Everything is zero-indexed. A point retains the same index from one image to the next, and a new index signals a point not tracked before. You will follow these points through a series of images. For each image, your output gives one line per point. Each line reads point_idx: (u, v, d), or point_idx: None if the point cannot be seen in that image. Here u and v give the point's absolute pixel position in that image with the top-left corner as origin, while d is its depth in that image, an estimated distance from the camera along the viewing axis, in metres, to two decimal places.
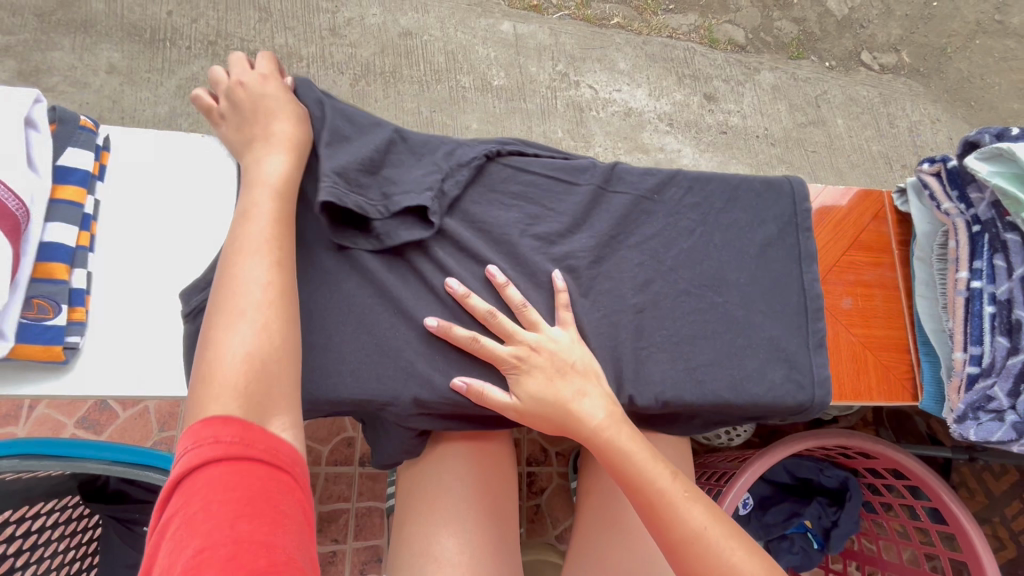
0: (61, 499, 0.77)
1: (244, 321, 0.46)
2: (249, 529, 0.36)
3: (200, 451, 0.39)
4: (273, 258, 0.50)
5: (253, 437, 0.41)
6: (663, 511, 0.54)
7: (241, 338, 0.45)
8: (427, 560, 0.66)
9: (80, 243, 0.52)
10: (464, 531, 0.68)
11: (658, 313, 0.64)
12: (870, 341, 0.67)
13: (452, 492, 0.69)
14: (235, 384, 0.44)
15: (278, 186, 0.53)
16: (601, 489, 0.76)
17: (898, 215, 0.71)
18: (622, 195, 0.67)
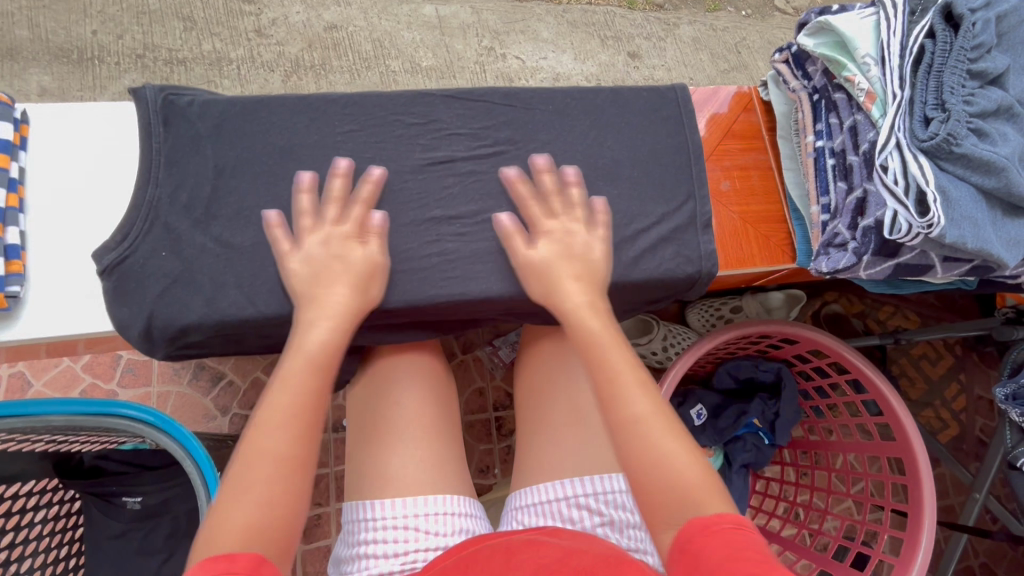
0: (38, 483, 0.82)
1: (255, 492, 0.52)
2: None
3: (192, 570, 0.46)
4: (299, 404, 0.57)
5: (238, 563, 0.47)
6: (610, 396, 0.60)
7: (252, 505, 0.51)
8: (380, 478, 0.72)
9: (10, 204, 0.58)
10: (406, 445, 0.74)
11: (552, 208, 0.70)
12: (748, 216, 0.74)
13: (392, 411, 0.75)
14: (276, 450, 0.54)
15: (316, 358, 0.59)
16: (532, 395, 0.81)
17: (765, 105, 0.79)
18: (513, 108, 0.73)
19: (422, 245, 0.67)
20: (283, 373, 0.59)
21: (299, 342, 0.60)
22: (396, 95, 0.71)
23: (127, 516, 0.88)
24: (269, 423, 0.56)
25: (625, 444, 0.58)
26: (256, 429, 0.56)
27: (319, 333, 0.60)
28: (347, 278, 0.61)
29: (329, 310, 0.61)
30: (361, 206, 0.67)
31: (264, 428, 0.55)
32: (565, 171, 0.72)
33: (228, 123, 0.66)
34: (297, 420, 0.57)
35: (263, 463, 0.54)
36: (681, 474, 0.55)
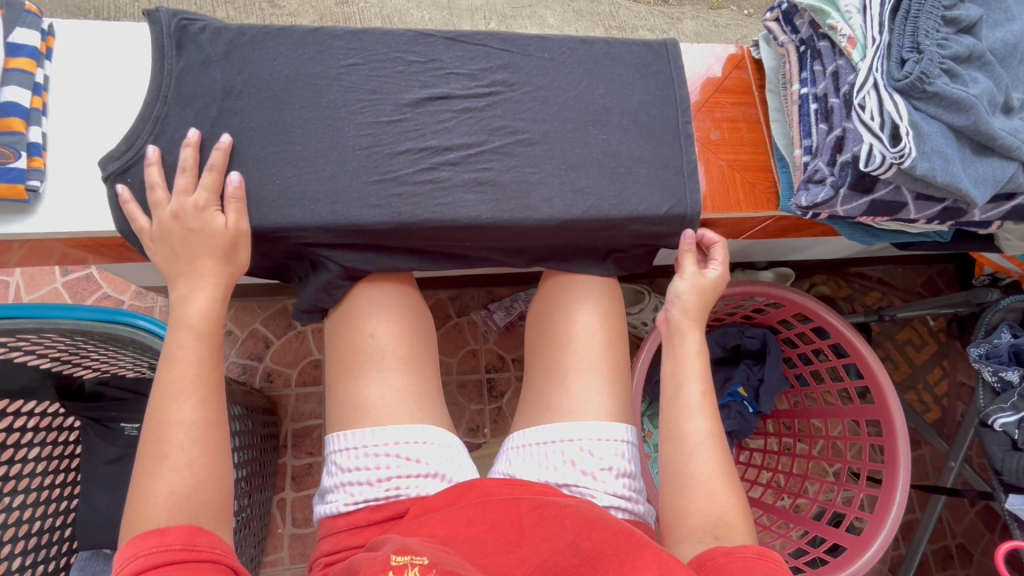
0: (44, 404, 0.84)
1: (173, 460, 0.56)
2: None
3: (140, 563, 0.49)
4: (196, 375, 0.60)
5: (171, 537, 0.51)
6: (680, 412, 0.71)
7: (181, 473, 0.55)
8: (351, 408, 0.70)
9: (34, 105, 0.61)
10: (381, 375, 0.71)
11: (544, 148, 0.73)
12: (736, 164, 0.78)
13: (365, 343, 0.71)
14: (189, 420, 0.58)
15: (198, 326, 0.62)
16: (546, 342, 0.80)
17: (756, 64, 0.83)
18: (511, 53, 0.76)
19: (417, 174, 0.69)
20: (173, 346, 0.61)
21: (185, 314, 0.62)
22: (399, 35, 0.74)
23: (124, 441, 0.92)
24: (166, 395, 0.59)
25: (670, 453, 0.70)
26: (164, 400, 0.59)
27: (196, 306, 0.63)
28: (210, 252, 0.64)
29: (210, 277, 0.64)
30: (359, 133, 0.69)
31: (168, 399, 0.58)
32: (558, 114, 0.74)
33: (236, 51, 0.69)
34: (198, 390, 0.60)
35: (174, 431, 0.57)
36: (719, 495, 0.65)
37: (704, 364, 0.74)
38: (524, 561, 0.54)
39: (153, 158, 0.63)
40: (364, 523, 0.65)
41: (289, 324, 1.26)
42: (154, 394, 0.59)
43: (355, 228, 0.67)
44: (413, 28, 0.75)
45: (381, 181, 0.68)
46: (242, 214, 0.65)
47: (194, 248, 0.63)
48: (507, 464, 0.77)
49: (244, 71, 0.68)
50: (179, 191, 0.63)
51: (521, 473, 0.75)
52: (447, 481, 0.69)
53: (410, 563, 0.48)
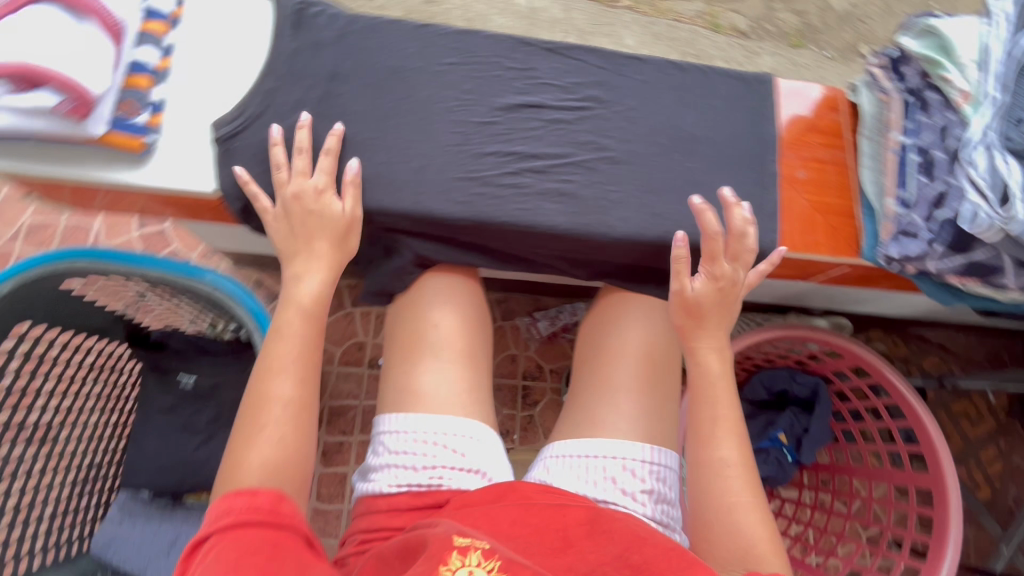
0: (110, 343, 0.90)
1: (269, 432, 0.57)
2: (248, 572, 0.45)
3: (225, 521, 0.50)
4: (300, 354, 0.62)
5: (260, 499, 0.52)
6: (707, 440, 0.64)
7: (271, 444, 0.57)
8: (405, 394, 0.71)
9: (160, 67, 0.65)
10: (438, 365, 0.72)
11: (627, 168, 0.73)
12: (820, 206, 0.76)
13: (428, 332, 0.73)
14: (287, 396, 0.59)
15: (310, 307, 0.64)
16: (596, 355, 0.80)
17: (852, 107, 0.81)
18: (606, 69, 0.77)
19: (500, 177, 0.70)
20: (284, 324, 0.63)
21: (299, 293, 0.64)
22: (500, 41, 0.76)
23: (180, 392, 0.95)
24: (275, 369, 0.60)
25: (696, 483, 0.63)
26: (270, 373, 0.60)
27: (309, 287, 0.65)
28: (325, 234, 0.65)
29: (324, 259, 0.65)
30: (451, 130, 0.71)
31: (274, 374, 0.60)
32: (646, 134, 0.74)
33: (346, 39, 0.72)
34: (300, 368, 0.61)
35: (273, 405, 0.58)
36: (752, 530, 0.58)
37: (730, 382, 0.68)
38: (570, 569, 0.54)
39: (278, 136, 0.65)
40: (406, 507, 0.66)
41: (341, 304, 1.30)
42: (261, 366, 0.61)
43: (436, 221, 0.68)
44: (515, 36, 0.77)
45: (466, 179, 0.69)
46: (357, 200, 0.67)
47: (310, 228, 0.65)
48: (546, 471, 0.76)
49: (352, 57, 0.71)
50: (301, 172, 0.65)
51: (559, 483, 0.73)
52: (486, 478, 0.69)
53: (473, 546, 0.53)
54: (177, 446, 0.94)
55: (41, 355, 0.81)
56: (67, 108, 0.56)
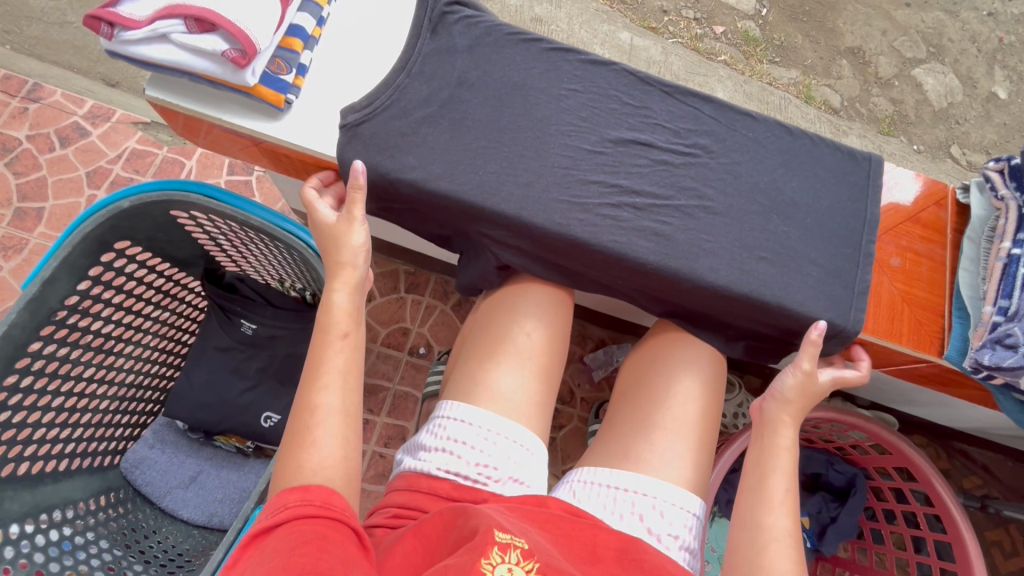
0: (186, 276, 0.95)
1: (314, 442, 0.58)
2: (298, 556, 0.47)
3: (279, 515, 0.52)
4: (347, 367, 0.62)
5: (313, 495, 0.54)
6: (761, 503, 0.64)
7: (332, 444, 0.58)
8: (477, 388, 0.74)
9: (313, 34, 0.69)
10: (520, 371, 0.75)
11: (724, 221, 0.73)
12: (909, 298, 0.75)
13: (519, 338, 0.76)
14: (336, 407, 0.60)
15: (348, 320, 0.65)
16: (639, 390, 0.78)
17: (958, 207, 0.80)
18: (719, 120, 0.78)
19: (599, 205, 0.72)
20: (337, 336, 0.63)
21: (331, 308, 0.65)
22: (623, 75, 0.78)
23: (237, 334, 0.98)
24: (318, 380, 0.61)
25: (740, 542, 0.63)
26: (315, 383, 0.61)
27: (341, 301, 0.65)
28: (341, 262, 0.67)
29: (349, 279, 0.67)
30: (562, 151, 0.73)
31: (320, 386, 0.60)
32: (748, 193, 0.75)
33: (478, 47, 0.75)
34: (346, 379, 0.62)
35: (319, 416, 0.59)
36: None
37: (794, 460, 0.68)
38: None
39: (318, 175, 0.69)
40: (444, 495, 0.67)
41: (394, 288, 1.33)
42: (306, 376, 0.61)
43: (530, 231, 0.70)
44: (637, 73, 0.78)
45: (569, 203, 0.71)
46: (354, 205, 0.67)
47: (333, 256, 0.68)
48: (571, 494, 0.74)
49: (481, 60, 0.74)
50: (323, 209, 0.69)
51: (586, 508, 0.72)
52: (525, 489, 0.69)
53: (513, 543, 0.53)
54: (224, 387, 0.98)
55: (133, 273, 0.83)
56: (233, 56, 0.60)
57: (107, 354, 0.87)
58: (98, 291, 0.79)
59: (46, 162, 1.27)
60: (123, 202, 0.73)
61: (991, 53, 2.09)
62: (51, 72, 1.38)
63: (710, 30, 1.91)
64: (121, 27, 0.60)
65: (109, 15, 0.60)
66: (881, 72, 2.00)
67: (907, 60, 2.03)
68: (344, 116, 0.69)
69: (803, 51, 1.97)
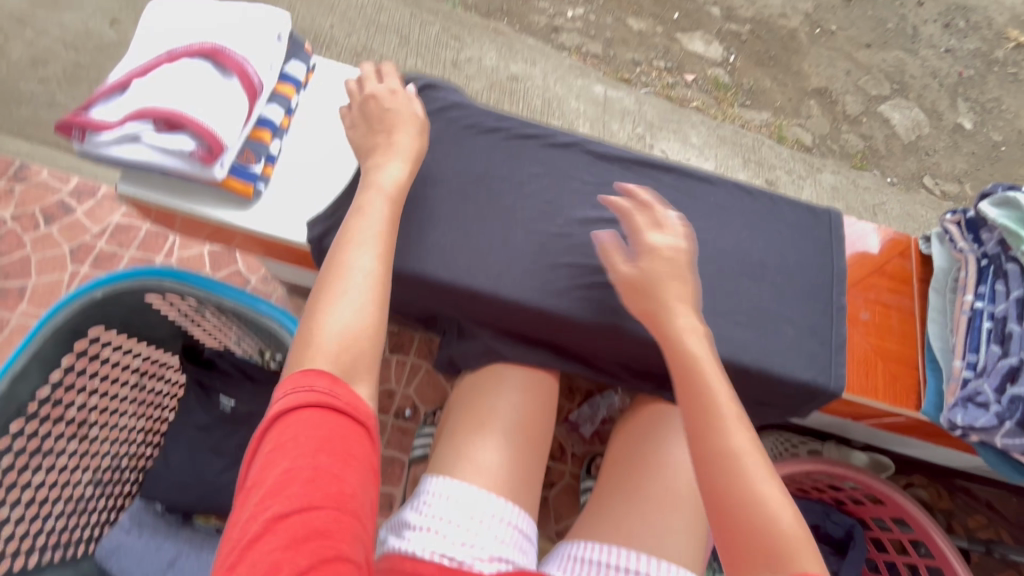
0: (166, 354, 0.94)
1: (325, 347, 0.54)
2: (325, 462, 0.48)
3: (295, 397, 0.51)
4: (377, 279, 0.59)
5: (339, 390, 0.52)
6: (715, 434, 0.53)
7: (349, 321, 0.56)
8: (464, 462, 0.74)
9: (281, 124, 0.72)
10: (507, 445, 0.76)
11: (693, 288, 0.74)
12: (882, 351, 0.75)
13: (505, 412, 0.78)
14: (350, 324, 0.56)
15: (374, 242, 0.62)
16: (633, 459, 0.79)
17: (922, 257, 0.81)
18: (680, 189, 0.80)
19: (571, 281, 0.73)
20: (357, 275, 0.58)
21: (365, 220, 0.62)
22: (586, 154, 0.81)
23: (217, 412, 0.97)
24: (342, 283, 0.58)
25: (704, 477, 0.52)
26: (333, 293, 0.57)
27: (377, 215, 0.63)
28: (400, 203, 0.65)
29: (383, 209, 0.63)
30: (531, 239, 0.74)
31: (331, 308, 0.56)
32: (715, 258, 0.77)
33: (443, 140, 0.78)
34: (370, 296, 0.58)
35: (332, 326, 0.55)
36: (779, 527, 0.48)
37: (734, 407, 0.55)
38: None
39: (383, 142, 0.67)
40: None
41: (380, 350, 1.32)
42: (320, 283, 0.58)
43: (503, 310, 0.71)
44: (595, 151, 0.81)
45: (539, 288, 0.72)
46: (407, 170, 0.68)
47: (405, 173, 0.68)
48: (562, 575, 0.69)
49: (448, 148, 0.77)
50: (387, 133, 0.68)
51: None
52: (512, 567, 0.66)
53: None
54: (201, 467, 0.95)
55: (108, 359, 0.83)
56: (201, 153, 0.62)
57: (85, 441, 0.85)
58: (70, 378, 0.78)
59: (31, 240, 1.28)
60: (94, 292, 0.74)
61: (952, 87, 2.17)
62: (39, 152, 1.41)
63: (680, 78, 1.99)
64: (92, 130, 0.63)
65: (80, 120, 0.62)
66: (848, 110, 2.08)
67: (872, 97, 2.11)
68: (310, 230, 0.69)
69: (772, 93, 2.05)
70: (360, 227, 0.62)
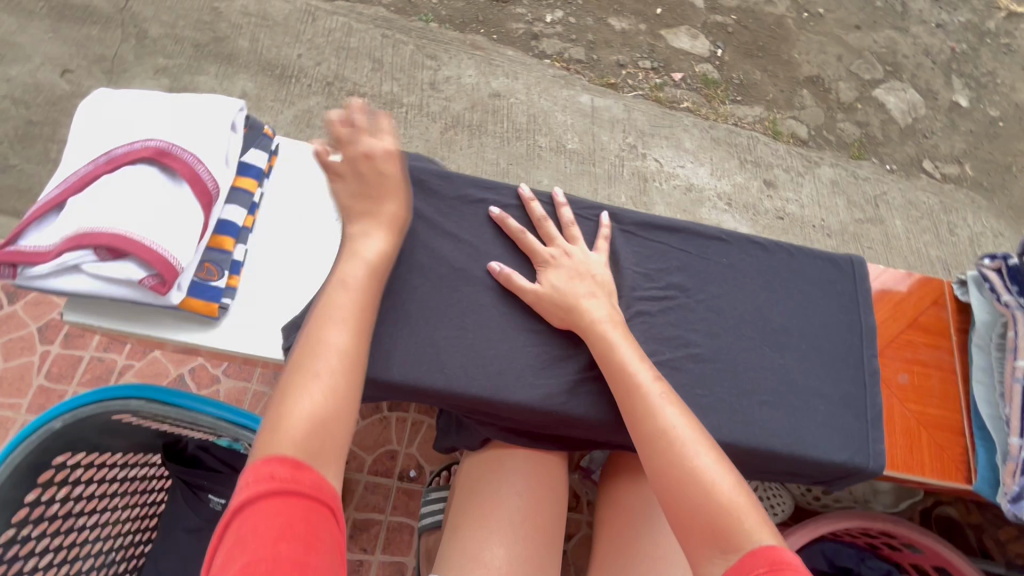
0: (150, 455, 0.87)
1: (292, 417, 0.49)
2: (287, 550, 0.41)
3: (258, 484, 0.44)
4: (353, 352, 0.55)
5: (305, 475, 0.46)
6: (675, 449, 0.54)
7: (313, 402, 0.50)
8: (474, 564, 0.67)
9: (245, 224, 0.65)
10: (514, 538, 0.69)
11: (713, 366, 0.67)
12: (924, 419, 0.69)
13: (507, 501, 0.72)
14: (316, 406, 0.50)
15: (352, 308, 0.57)
16: (625, 520, 0.76)
17: (958, 303, 0.75)
18: (686, 250, 0.73)
19: (575, 373, 0.66)
20: (322, 367, 0.53)
21: (341, 280, 0.59)
22: (578, 220, 0.74)
23: (208, 513, 0.90)
24: (317, 363, 0.53)
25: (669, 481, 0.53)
26: (303, 369, 0.52)
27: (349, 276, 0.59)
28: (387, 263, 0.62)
29: (364, 269, 0.60)
30: (530, 330, 0.68)
31: (292, 397, 0.50)
32: (732, 328, 0.70)
33: (420, 220, 0.70)
34: (341, 376, 0.53)
35: (299, 404, 0.50)
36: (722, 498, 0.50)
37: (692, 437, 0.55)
38: None
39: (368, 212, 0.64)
40: None
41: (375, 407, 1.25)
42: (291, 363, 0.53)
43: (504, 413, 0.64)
44: (587, 218, 0.74)
45: (541, 387, 0.65)
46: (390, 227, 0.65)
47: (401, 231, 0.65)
48: None
49: (429, 231, 0.70)
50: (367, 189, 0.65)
51: None
52: None
53: None
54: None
55: (86, 481, 0.75)
56: (151, 284, 0.55)
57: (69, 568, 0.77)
58: (41, 512, 0.70)
59: None
60: (55, 421, 0.67)
61: (946, 64, 2.10)
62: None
63: (668, 77, 1.89)
64: (26, 263, 0.55)
65: (11, 254, 0.54)
66: (843, 98, 2.00)
67: (866, 82, 2.03)
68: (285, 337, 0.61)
69: (764, 86, 1.96)
70: (338, 302, 0.57)
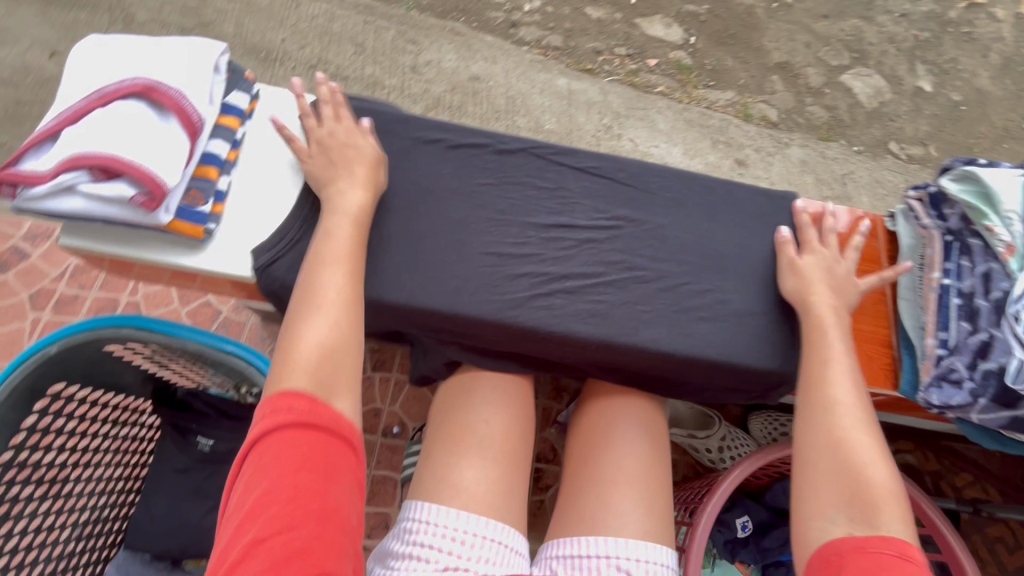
0: (138, 402, 0.91)
1: (306, 349, 0.58)
2: (306, 478, 0.50)
3: (276, 418, 0.52)
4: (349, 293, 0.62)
5: (322, 415, 0.54)
6: (835, 421, 0.64)
7: (322, 336, 0.59)
8: (447, 485, 0.71)
9: (228, 157, 0.70)
10: (485, 461, 0.73)
11: (656, 287, 0.74)
12: (856, 334, 0.76)
13: (478, 428, 0.76)
14: (327, 341, 0.59)
15: (342, 256, 0.64)
16: (586, 446, 0.79)
17: (890, 235, 0.81)
18: (634, 186, 0.80)
19: (531, 290, 0.72)
20: (326, 305, 0.61)
21: (335, 229, 0.66)
22: (535, 159, 0.80)
23: (196, 454, 0.95)
24: (326, 301, 0.61)
25: (817, 444, 0.64)
26: (313, 310, 0.61)
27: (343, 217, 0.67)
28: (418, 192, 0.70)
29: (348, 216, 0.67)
30: (484, 252, 0.73)
31: (306, 335, 0.59)
32: (675, 255, 0.77)
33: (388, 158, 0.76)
34: (343, 313, 0.61)
35: (310, 341, 0.58)
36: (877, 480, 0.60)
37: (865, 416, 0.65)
38: None
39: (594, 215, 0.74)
40: None
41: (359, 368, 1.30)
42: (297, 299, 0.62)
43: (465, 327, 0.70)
44: (546, 156, 0.80)
45: (500, 302, 0.70)
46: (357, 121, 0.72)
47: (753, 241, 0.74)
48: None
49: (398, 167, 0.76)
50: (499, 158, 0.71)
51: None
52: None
53: None
54: (184, 512, 0.93)
55: (79, 414, 0.80)
56: (141, 200, 0.60)
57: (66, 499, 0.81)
58: (35, 440, 0.74)
59: None
60: (49, 348, 0.72)
61: (910, 50, 2.19)
62: None
63: (644, 63, 1.96)
64: (26, 185, 0.60)
65: (12, 175, 0.60)
66: (811, 82, 2.08)
67: (834, 67, 2.12)
68: (256, 259, 0.67)
69: (735, 71, 2.04)
70: (329, 250, 0.65)
